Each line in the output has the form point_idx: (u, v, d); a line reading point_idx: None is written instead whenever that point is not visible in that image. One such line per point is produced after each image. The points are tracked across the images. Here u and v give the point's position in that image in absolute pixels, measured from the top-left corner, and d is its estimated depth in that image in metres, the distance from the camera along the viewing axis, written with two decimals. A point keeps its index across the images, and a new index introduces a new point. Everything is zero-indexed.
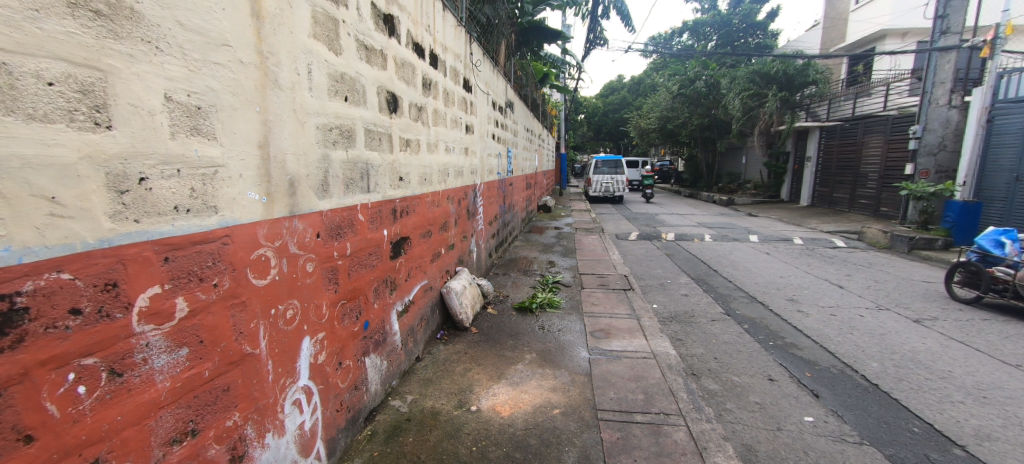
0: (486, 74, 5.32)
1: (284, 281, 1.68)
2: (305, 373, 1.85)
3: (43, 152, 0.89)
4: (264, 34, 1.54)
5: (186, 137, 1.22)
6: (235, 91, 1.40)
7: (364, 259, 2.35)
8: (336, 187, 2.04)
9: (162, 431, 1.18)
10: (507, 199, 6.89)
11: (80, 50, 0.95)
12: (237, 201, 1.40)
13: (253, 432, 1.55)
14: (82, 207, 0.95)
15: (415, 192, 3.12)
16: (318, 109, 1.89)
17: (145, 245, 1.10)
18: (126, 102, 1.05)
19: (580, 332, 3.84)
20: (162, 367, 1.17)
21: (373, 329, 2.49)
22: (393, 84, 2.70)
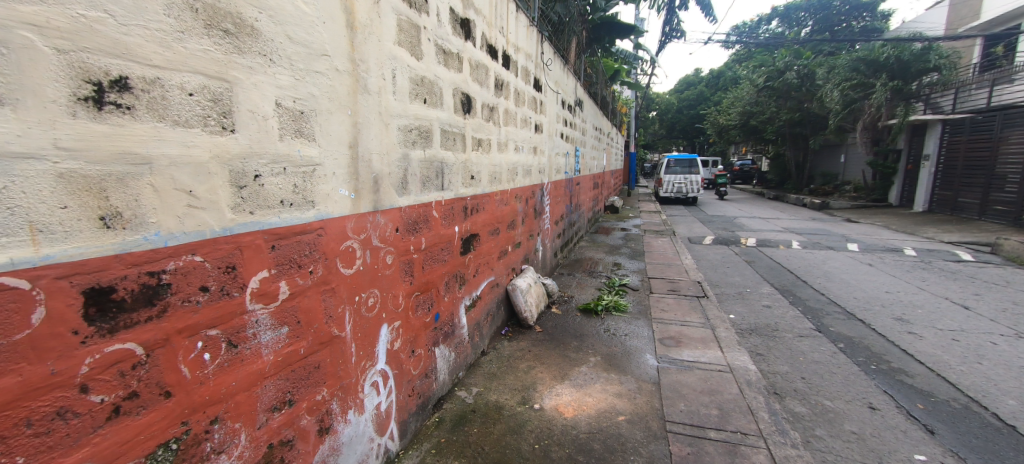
0: (556, 73, 5.31)
1: (367, 271, 1.81)
2: (382, 358, 1.99)
3: (185, 153, 1.02)
4: (357, 43, 1.67)
5: (291, 139, 1.37)
6: (331, 97, 1.54)
7: (436, 253, 2.46)
8: (414, 185, 2.17)
9: (265, 398, 1.33)
10: (573, 199, 6.81)
11: (213, 64, 1.09)
12: (330, 197, 1.55)
13: (338, 408, 1.70)
14: (212, 201, 1.09)
15: (486, 190, 3.20)
16: (401, 111, 2.02)
17: (257, 234, 1.25)
18: (246, 108, 1.20)
19: (648, 338, 3.70)
20: (268, 342, 1.33)
21: (443, 321, 2.61)
22: (467, 85, 2.80)
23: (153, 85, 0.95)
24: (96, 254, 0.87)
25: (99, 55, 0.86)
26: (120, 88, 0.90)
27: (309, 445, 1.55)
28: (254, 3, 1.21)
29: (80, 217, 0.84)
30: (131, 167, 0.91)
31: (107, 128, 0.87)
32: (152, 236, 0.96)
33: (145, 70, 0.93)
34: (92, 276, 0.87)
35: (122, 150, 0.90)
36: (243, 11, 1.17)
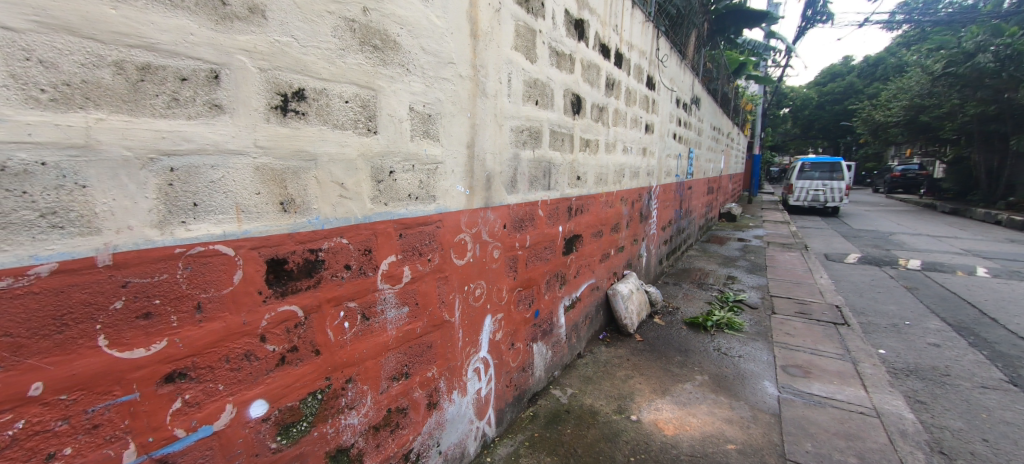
0: (672, 69, 5.04)
1: (476, 263, 1.94)
2: (484, 346, 2.11)
3: (339, 152, 1.21)
4: (479, 50, 1.80)
5: (420, 139, 1.53)
6: (454, 101, 1.69)
7: (540, 251, 2.53)
8: (522, 184, 2.26)
9: (387, 368, 1.51)
10: (683, 204, 6.39)
11: (364, 75, 1.27)
12: (448, 192, 1.70)
13: (445, 386, 1.85)
14: (357, 192, 1.28)
15: (591, 191, 3.19)
16: (514, 113, 2.12)
17: (389, 223, 1.42)
18: (386, 113, 1.37)
19: (767, 363, 3.34)
20: (392, 319, 1.51)
21: (543, 318, 2.67)
22: (578, 86, 2.81)
23: (321, 94, 1.14)
24: (276, 231, 1.06)
25: (287, 72, 1.05)
26: (298, 98, 1.08)
27: (420, 415, 1.72)
28: (398, 21, 1.38)
29: (269, 202, 1.03)
30: (303, 162, 1.11)
31: (289, 131, 1.07)
32: (314, 219, 1.16)
33: (315, 83, 1.12)
34: (273, 248, 1.06)
35: (298, 149, 1.09)
36: (389, 28, 1.35)
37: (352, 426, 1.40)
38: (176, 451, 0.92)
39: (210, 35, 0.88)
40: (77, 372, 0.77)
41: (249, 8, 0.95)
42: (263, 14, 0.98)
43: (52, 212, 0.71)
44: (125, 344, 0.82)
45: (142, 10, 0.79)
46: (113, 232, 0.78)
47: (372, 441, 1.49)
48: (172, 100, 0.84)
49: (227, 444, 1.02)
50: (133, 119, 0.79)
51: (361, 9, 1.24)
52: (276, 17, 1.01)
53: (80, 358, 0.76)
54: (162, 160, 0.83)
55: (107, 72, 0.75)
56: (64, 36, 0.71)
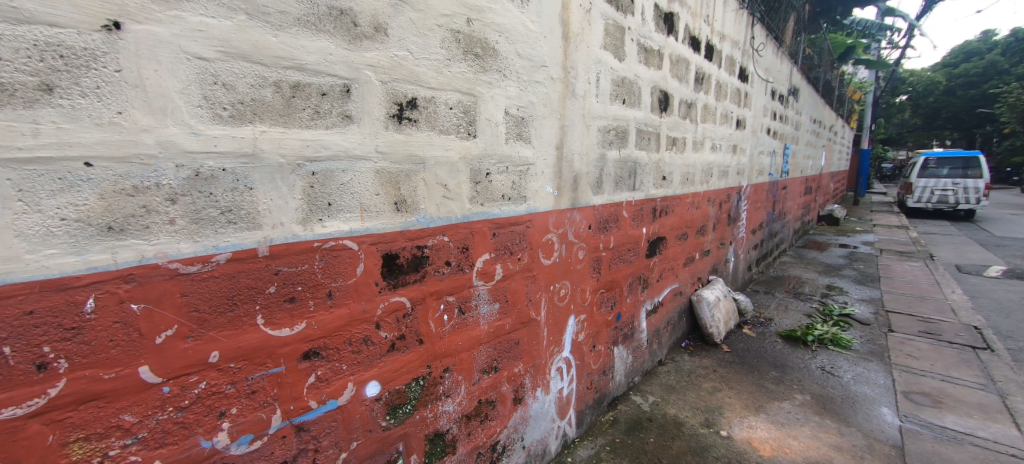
0: (768, 58, 4.65)
1: (562, 263, 1.96)
2: (568, 346, 2.13)
3: (444, 155, 1.30)
4: (569, 51, 1.81)
5: (514, 142, 1.58)
6: (546, 103, 1.72)
7: (624, 253, 2.48)
8: (608, 184, 2.23)
9: (479, 361, 1.59)
10: (777, 205, 5.86)
11: (466, 82, 1.34)
12: (538, 193, 1.74)
13: (530, 383, 1.89)
14: (458, 193, 1.36)
15: (677, 191, 3.05)
16: (602, 112, 2.10)
17: (485, 222, 1.49)
18: (485, 117, 1.44)
19: (885, 387, 2.96)
20: (485, 314, 1.57)
21: (624, 322, 2.61)
22: (666, 83, 2.71)
23: (430, 102, 1.23)
24: (391, 229, 1.17)
25: (403, 83, 1.14)
26: (411, 106, 1.18)
27: (507, 409, 1.78)
28: (497, 28, 1.44)
29: (386, 203, 1.14)
30: (414, 166, 1.20)
31: (403, 137, 1.16)
32: (421, 218, 1.25)
33: (425, 92, 1.21)
34: (388, 244, 1.16)
35: (410, 153, 1.19)
36: (489, 37, 1.41)
37: (448, 412, 1.49)
38: (310, 420, 1.05)
39: (344, 53, 1.00)
40: (243, 344, 0.90)
41: (374, 27, 1.05)
42: (385, 32, 1.08)
43: (229, 210, 0.84)
44: (276, 324, 0.95)
45: (295, 36, 0.91)
46: (270, 227, 0.91)
47: (464, 429, 1.57)
48: (315, 112, 0.96)
49: (348, 418, 1.14)
50: (287, 129, 0.91)
51: (465, 20, 1.31)
52: (396, 34, 1.11)
53: (245, 333, 0.90)
54: (305, 165, 0.95)
55: (269, 91, 0.88)
56: (240, 62, 0.83)
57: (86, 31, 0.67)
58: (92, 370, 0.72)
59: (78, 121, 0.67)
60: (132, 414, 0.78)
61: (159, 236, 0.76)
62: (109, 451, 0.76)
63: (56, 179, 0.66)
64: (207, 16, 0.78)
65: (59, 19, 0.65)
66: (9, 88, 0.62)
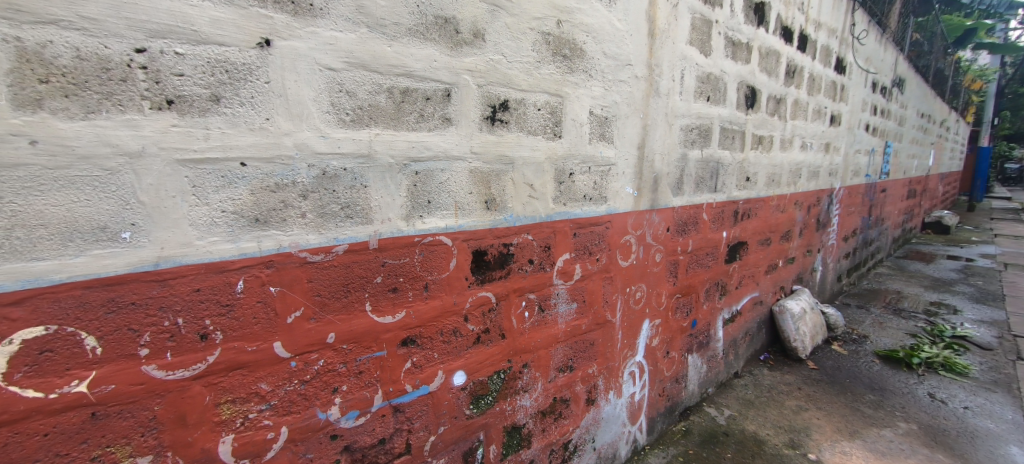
0: (870, 47, 4.19)
1: (639, 266, 1.92)
2: (641, 351, 2.08)
3: (531, 156, 1.33)
4: (655, 49, 1.76)
5: (597, 142, 1.58)
6: (629, 102, 1.69)
7: (702, 257, 2.37)
8: (689, 185, 2.14)
9: (556, 359, 1.60)
10: (875, 210, 5.26)
11: (554, 84, 1.36)
12: (618, 194, 1.71)
13: (602, 385, 1.88)
14: (543, 193, 1.39)
15: (761, 193, 2.86)
16: (685, 110, 2.02)
17: (566, 222, 1.50)
18: (571, 118, 1.45)
19: (1013, 423, 2.57)
20: (563, 313, 1.58)
21: (700, 329, 2.50)
22: (755, 77, 2.54)
23: (520, 104, 1.26)
24: (481, 226, 1.22)
25: (497, 86, 1.18)
26: (504, 108, 1.22)
27: (579, 409, 1.78)
28: (585, 28, 1.44)
29: (478, 201, 1.19)
30: (504, 166, 1.25)
31: (495, 138, 1.21)
32: (508, 217, 1.29)
33: (516, 94, 1.24)
34: (478, 241, 1.21)
35: (501, 154, 1.23)
36: (577, 37, 1.41)
37: (525, 407, 1.52)
38: (406, 402, 1.14)
39: (446, 60, 1.05)
40: (354, 328, 0.99)
41: (474, 33, 1.10)
42: (483, 38, 1.13)
43: (348, 206, 0.93)
44: (380, 311, 1.03)
45: (406, 46, 0.97)
46: (380, 222, 0.99)
47: (539, 425, 1.60)
48: (420, 116, 1.02)
49: (437, 404, 1.21)
50: (396, 132, 0.99)
51: (556, 22, 1.33)
52: (492, 39, 1.15)
53: (356, 318, 0.99)
54: (410, 165, 1.02)
55: (382, 97, 0.95)
56: (361, 71, 0.91)
57: (245, 48, 0.77)
58: (239, 342, 0.83)
59: (237, 127, 0.77)
60: (267, 382, 0.89)
61: (293, 227, 0.86)
62: (249, 414, 0.87)
63: (219, 177, 0.77)
64: (336, 31, 0.86)
65: (226, 39, 0.74)
66: (188, 99, 0.72)
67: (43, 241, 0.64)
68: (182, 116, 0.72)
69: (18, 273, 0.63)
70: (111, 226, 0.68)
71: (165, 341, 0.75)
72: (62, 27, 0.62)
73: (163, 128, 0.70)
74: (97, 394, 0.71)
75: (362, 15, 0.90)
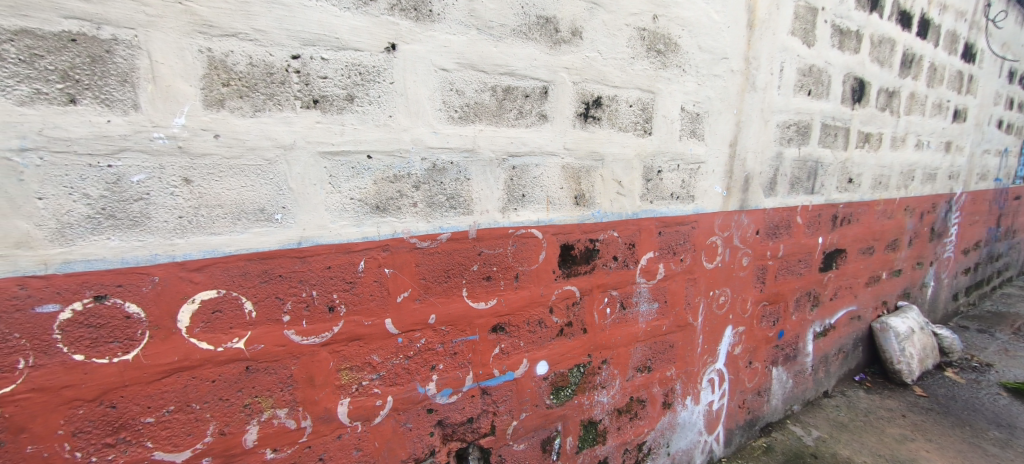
0: (1010, 30, 3.62)
1: (724, 269, 1.83)
2: (722, 358, 1.98)
3: (621, 152, 1.32)
4: (753, 40, 1.66)
5: (687, 139, 1.53)
6: (723, 98, 1.62)
7: (794, 264, 2.20)
8: (783, 186, 2.00)
9: (634, 358, 1.58)
10: (1005, 220, 4.54)
11: (647, 79, 1.34)
12: (706, 193, 1.65)
13: (680, 389, 1.82)
14: (630, 190, 1.38)
15: (866, 197, 2.59)
16: (783, 106, 1.89)
17: (652, 220, 1.48)
18: (662, 114, 1.42)
19: None
20: (644, 313, 1.56)
21: (788, 341, 2.32)
22: (864, 68, 2.30)
23: (613, 101, 1.26)
24: (569, 221, 1.24)
25: (592, 83, 1.20)
26: (597, 105, 1.23)
27: (655, 411, 1.74)
28: (680, 23, 1.40)
29: (567, 197, 1.22)
30: (594, 162, 1.26)
31: (587, 134, 1.22)
32: (596, 213, 1.30)
33: (609, 90, 1.25)
34: (566, 235, 1.24)
35: (592, 150, 1.24)
36: (672, 32, 1.38)
37: (602, 403, 1.52)
38: (493, 386, 1.19)
39: (546, 58, 1.09)
40: (452, 311, 1.06)
41: (572, 31, 1.12)
42: (580, 35, 1.15)
43: (452, 197, 1.00)
44: (475, 297, 1.10)
45: (510, 46, 1.02)
46: (479, 213, 1.05)
47: (615, 422, 1.59)
48: (520, 113, 1.07)
49: (521, 390, 1.26)
50: (498, 128, 1.04)
51: (652, 17, 1.31)
52: (589, 36, 1.16)
53: (453, 301, 1.06)
54: (509, 160, 1.07)
55: (487, 95, 1.01)
56: (470, 71, 0.97)
57: (375, 52, 0.85)
58: (358, 316, 0.93)
59: (366, 123, 0.86)
60: (378, 355, 0.98)
61: (406, 216, 0.95)
62: (363, 381, 0.97)
63: (351, 168, 0.87)
64: (450, 33, 0.93)
65: (361, 45, 0.83)
66: (330, 99, 0.82)
67: (219, 219, 0.76)
68: (325, 113, 0.82)
69: (201, 244, 0.75)
70: (268, 208, 0.80)
71: (302, 309, 0.86)
72: (240, 39, 0.73)
73: (310, 125, 0.81)
74: (252, 351, 0.83)
75: (473, 18, 0.96)
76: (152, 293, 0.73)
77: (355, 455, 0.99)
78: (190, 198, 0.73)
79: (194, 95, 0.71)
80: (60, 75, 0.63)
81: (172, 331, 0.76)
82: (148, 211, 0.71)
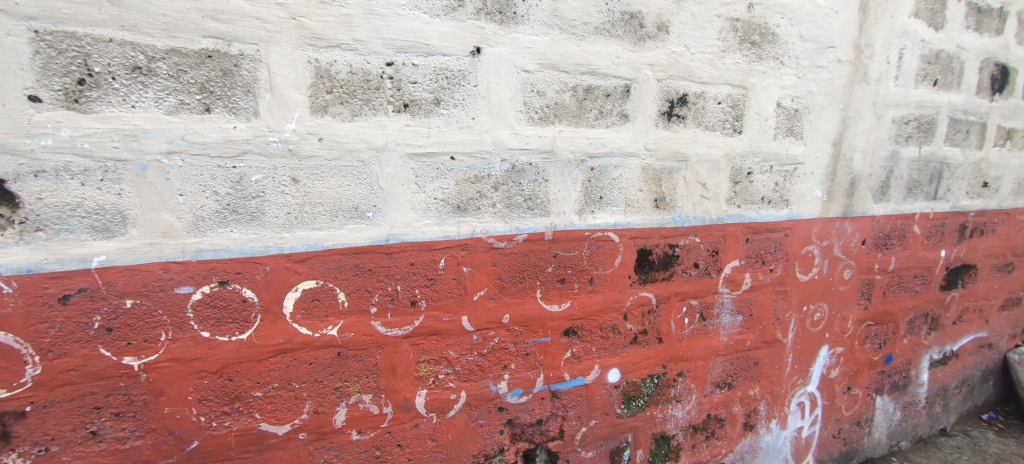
0: None
1: (821, 282, 1.65)
2: (816, 381, 1.79)
3: (708, 153, 1.24)
4: (866, 26, 1.48)
5: (783, 138, 1.40)
6: (827, 91, 1.46)
7: (909, 280, 1.93)
8: (897, 190, 1.76)
9: (714, 373, 1.48)
10: None
11: (739, 74, 1.24)
12: (804, 197, 1.50)
13: (764, 411, 1.67)
14: (716, 193, 1.29)
15: (1006, 204, 2.19)
16: (901, 99, 1.66)
17: (739, 225, 1.37)
18: (754, 111, 1.31)
19: None
20: (726, 325, 1.46)
21: (897, 367, 2.04)
22: (1009, 52, 1.95)
23: (700, 97, 1.19)
24: (648, 225, 1.19)
25: (677, 80, 1.14)
26: (682, 103, 1.16)
27: (735, 432, 1.62)
28: (779, 10, 1.28)
29: (647, 199, 1.17)
30: (677, 163, 1.20)
31: (671, 134, 1.16)
32: (677, 217, 1.24)
33: (696, 87, 1.18)
34: (644, 239, 1.19)
35: (675, 150, 1.18)
36: (770, 21, 1.27)
37: (677, 418, 1.45)
38: (563, 390, 1.18)
39: (629, 56, 1.05)
40: (526, 312, 1.07)
41: (658, 26, 1.08)
42: (666, 30, 1.09)
43: (529, 198, 1.00)
44: (549, 299, 1.09)
45: (593, 44, 1.00)
46: (555, 215, 1.04)
47: (689, 440, 1.50)
48: (600, 113, 1.04)
49: (591, 397, 1.23)
50: (577, 128, 1.02)
51: (747, 6, 1.21)
52: (675, 30, 1.11)
53: (527, 302, 1.06)
54: (587, 161, 1.05)
55: (568, 95, 1.00)
56: (551, 71, 0.97)
57: (461, 57, 0.88)
58: (437, 312, 0.97)
59: (451, 125, 0.89)
60: (454, 350, 1.01)
61: (485, 216, 0.97)
62: (439, 375, 1.01)
63: (435, 169, 0.90)
64: (534, 34, 0.93)
65: (448, 49, 0.86)
66: (419, 103, 0.86)
67: (320, 216, 0.83)
68: (413, 117, 0.86)
69: (304, 238, 0.83)
70: (361, 206, 0.86)
71: (387, 302, 0.92)
72: (343, 49, 0.79)
73: (400, 128, 0.85)
74: (343, 339, 0.90)
75: (556, 18, 0.95)
76: (264, 280, 0.82)
77: (429, 445, 1.04)
78: (297, 196, 0.81)
79: (303, 102, 0.78)
80: (199, 87, 0.72)
81: (278, 315, 0.84)
82: (263, 207, 0.79)
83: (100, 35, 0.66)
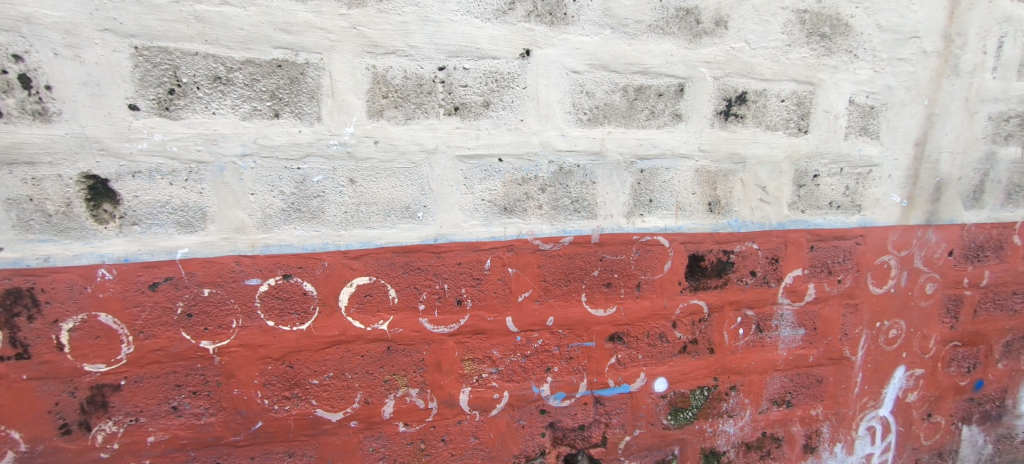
0: None
1: (898, 296, 1.51)
2: (889, 404, 1.64)
3: (769, 154, 1.17)
4: (960, 12, 1.33)
5: (856, 138, 1.29)
6: (909, 86, 1.33)
7: (1006, 297, 1.69)
8: (994, 196, 1.54)
9: (771, 389, 1.39)
10: None
11: (806, 70, 1.16)
12: (879, 203, 1.38)
13: (828, 433, 1.55)
14: (777, 197, 1.22)
15: None
16: (1002, 93, 1.44)
17: (803, 232, 1.28)
18: (823, 109, 1.22)
19: None
20: (785, 338, 1.37)
21: (989, 396, 1.78)
22: None
23: (761, 95, 1.13)
24: (700, 230, 1.14)
25: (736, 77, 1.08)
26: (741, 101, 1.11)
27: (794, 453, 1.51)
28: None
29: (700, 203, 1.12)
30: (734, 165, 1.14)
31: (727, 134, 1.11)
32: (733, 221, 1.18)
33: (756, 84, 1.12)
34: (696, 244, 1.15)
35: (732, 152, 1.13)
36: (843, 11, 1.17)
37: (728, 434, 1.37)
38: (607, 396, 1.16)
39: (684, 53, 1.02)
40: (570, 315, 1.06)
41: (716, 22, 1.03)
42: (725, 25, 1.04)
43: (576, 201, 1.00)
44: (595, 303, 1.08)
45: (645, 42, 0.98)
46: (603, 218, 1.03)
47: (742, 458, 1.42)
48: (651, 113, 1.01)
49: (636, 405, 1.20)
50: (627, 129, 1.00)
51: None
52: (735, 25, 1.06)
53: (572, 306, 1.06)
54: (637, 163, 1.03)
55: (618, 95, 0.98)
56: (601, 72, 0.95)
57: (511, 59, 0.89)
58: (482, 311, 0.99)
59: (499, 128, 0.91)
60: (497, 350, 1.02)
61: (532, 217, 0.97)
62: (482, 374, 1.03)
63: (483, 170, 0.92)
64: (584, 35, 0.92)
65: (498, 53, 0.88)
66: (469, 105, 0.88)
67: (374, 216, 0.87)
68: (463, 120, 0.88)
69: (359, 236, 0.87)
70: (412, 207, 0.89)
71: (435, 300, 0.95)
72: (398, 55, 0.82)
73: (450, 130, 0.88)
74: (393, 333, 0.94)
75: (608, 17, 0.93)
76: (323, 275, 0.87)
77: (472, 442, 1.06)
78: (353, 196, 0.85)
79: (361, 107, 0.82)
80: (269, 94, 0.78)
81: (334, 308, 0.89)
82: (323, 206, 0.84)
83: (187, 48, 0.73)
